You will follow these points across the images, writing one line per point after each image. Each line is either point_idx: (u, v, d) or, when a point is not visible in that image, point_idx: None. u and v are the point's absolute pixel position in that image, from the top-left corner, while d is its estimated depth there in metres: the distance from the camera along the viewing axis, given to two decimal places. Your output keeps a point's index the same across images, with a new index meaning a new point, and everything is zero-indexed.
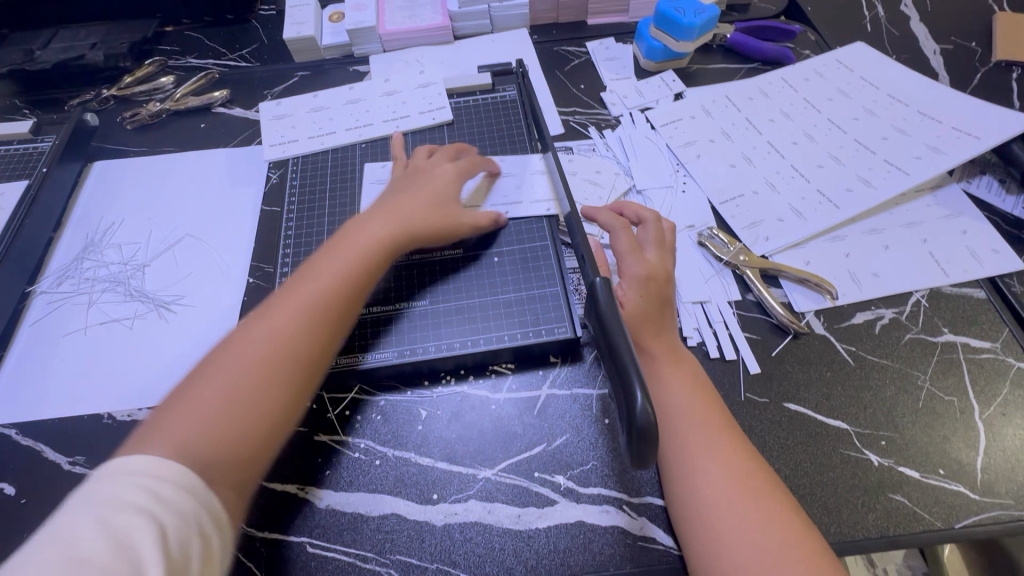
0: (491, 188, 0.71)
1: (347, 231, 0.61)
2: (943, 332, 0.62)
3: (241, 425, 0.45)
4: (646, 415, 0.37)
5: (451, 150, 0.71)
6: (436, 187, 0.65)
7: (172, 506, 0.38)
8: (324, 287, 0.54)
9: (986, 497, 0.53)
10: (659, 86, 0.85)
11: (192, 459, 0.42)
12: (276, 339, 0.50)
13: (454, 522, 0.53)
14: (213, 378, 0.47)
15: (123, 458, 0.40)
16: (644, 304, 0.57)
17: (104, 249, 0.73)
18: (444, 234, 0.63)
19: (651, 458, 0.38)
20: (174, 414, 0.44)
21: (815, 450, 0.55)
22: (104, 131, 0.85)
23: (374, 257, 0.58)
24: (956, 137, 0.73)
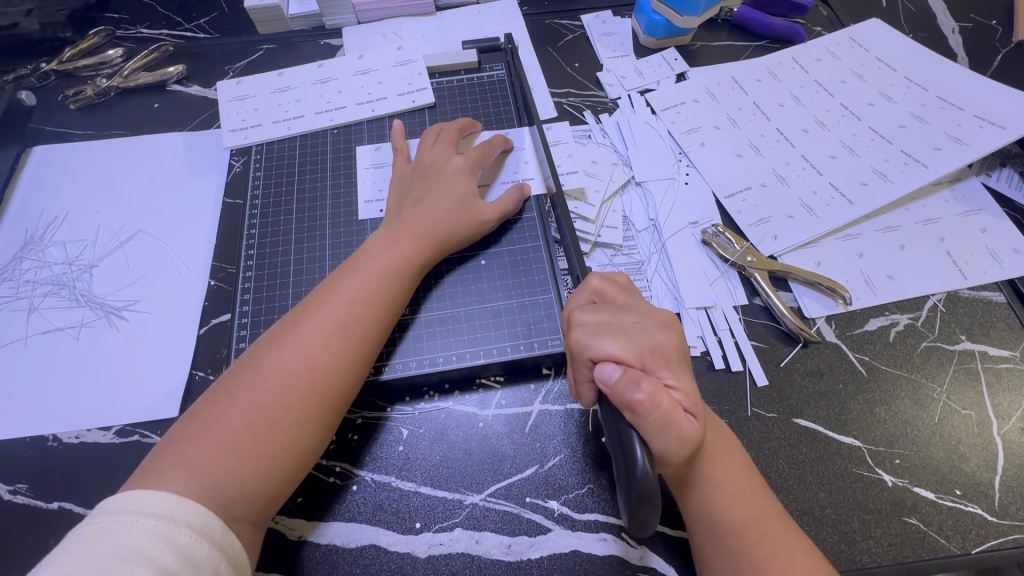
0: (504, 165, 0.65)
1: (369, 242, 0.56)
2: (961, 340, 0.58)
3: (263, 462, 0.44)
4: (647, 477, 0.34)
5: (455, 133, 0.63)
6: (456, 186, 0.59)
7: (183, 549, 0.37)
8: (350, 321, 0.50)
9: (1005, 520, 0.50)
10: (659, 65, 0.78)
11: (212, 498, 0.41)
12: (299, 378, 0.46)
13: (438, 554, 0.49)
14: (233, 406, 0.45)
15: (140, 495, 0.39)
16: (689, 377, 0.44)
17: (47, 247, 0.66)
18: (470, 233, 0.59)
19: (650, 519, 0.34)
20: (195, 445, 0.43)
21: (827, 471, 0.52)
22: (44, 111, 0.76)
23: (397, 279, 0.53)
24: (978, 127, 0.68)
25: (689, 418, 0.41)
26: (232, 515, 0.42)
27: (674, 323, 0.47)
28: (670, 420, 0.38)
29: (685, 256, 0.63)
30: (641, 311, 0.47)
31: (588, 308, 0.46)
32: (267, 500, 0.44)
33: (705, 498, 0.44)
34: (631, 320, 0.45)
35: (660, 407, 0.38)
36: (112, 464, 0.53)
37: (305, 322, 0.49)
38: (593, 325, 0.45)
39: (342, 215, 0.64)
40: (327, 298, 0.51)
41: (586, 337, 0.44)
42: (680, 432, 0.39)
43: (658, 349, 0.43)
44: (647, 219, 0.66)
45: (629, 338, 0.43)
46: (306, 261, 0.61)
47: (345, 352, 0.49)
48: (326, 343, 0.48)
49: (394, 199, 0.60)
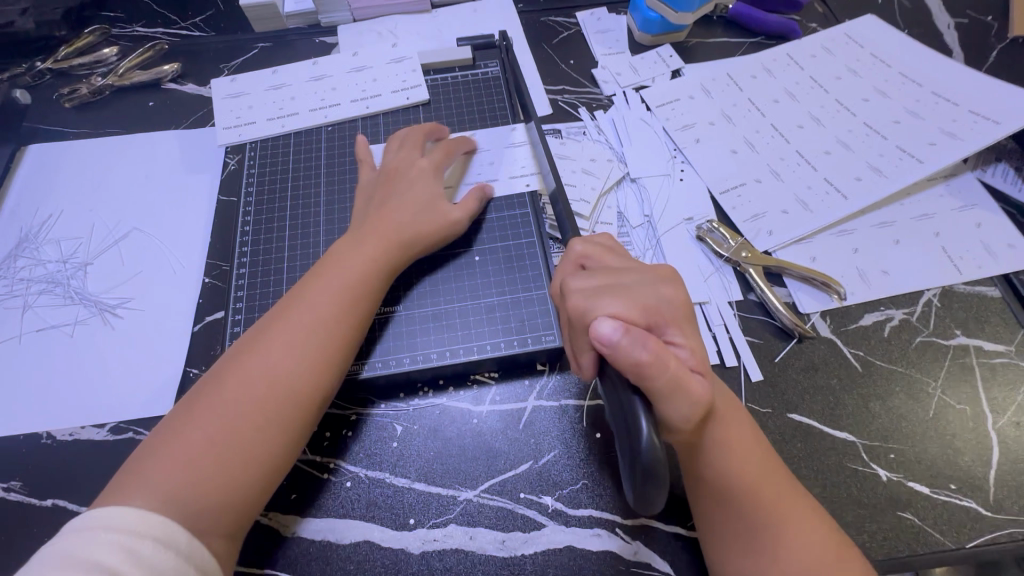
0: (471, 168, 0.65)
1: (336, 248, 0.56)
2: (956, 335, 0.58)
3: (236, 471, 0.44)
4: (653, 452, 0.33)
5: (417, 136, 0.63)
6: (421, 191, 0.59)
7: (144, 560, 0.37)
8: (319, 327, 0.50)
9: (1000, 514, 0.50)
10: (654, 62, 0.78)
11: (180, 508, 0.41)
12: (262, 387, 0.46)
13: (432, 550, 0.49)
14: (202, 417, 0.45)
15: (104, 511, 0.39)
16: (695, 338, 0.44)
17: (41, 245, 0.66)
18: (442, 237, 0.58)
19: (656, 498, 0.35)
20: (160, 460, 0.43)
21: (821, 466, 0.52)
22: (39, 109, 0.76)
23: (368, 285, 0.53)
24: (972, 122, 0.68)
25: (698, 378, 0.41)
26: (200, 526, 0.41)
27: (675, 277, 0.47)
28: (679, 384, 0.38)
29: (679, 252, 0.63)
30: (640, 269, 0.46)
31: (584, 273, 0.46)
32: (237, 510, 0.44)
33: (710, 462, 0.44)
34: (628, 279, 0.45)
35: (667, 368, 0.37)
36: (105, 461, 0.53)
37: (269, 332, 0.49)
38: (594, 284, 0.44)
39: (336, 211, 0.64)
40: (291, 307, 0.51)
41: (585, 299, 0.42)
42: (690, 394, 0.39)
43: (665, 306, 0.43)
44: (641, 215, 0.66)
45: (632, 294, 0.43)
46: (299, 258, 0.61)
47: (308, 359, 0.48)
48: (294, 352, 0.48)
49: (361, 205, 0.60)
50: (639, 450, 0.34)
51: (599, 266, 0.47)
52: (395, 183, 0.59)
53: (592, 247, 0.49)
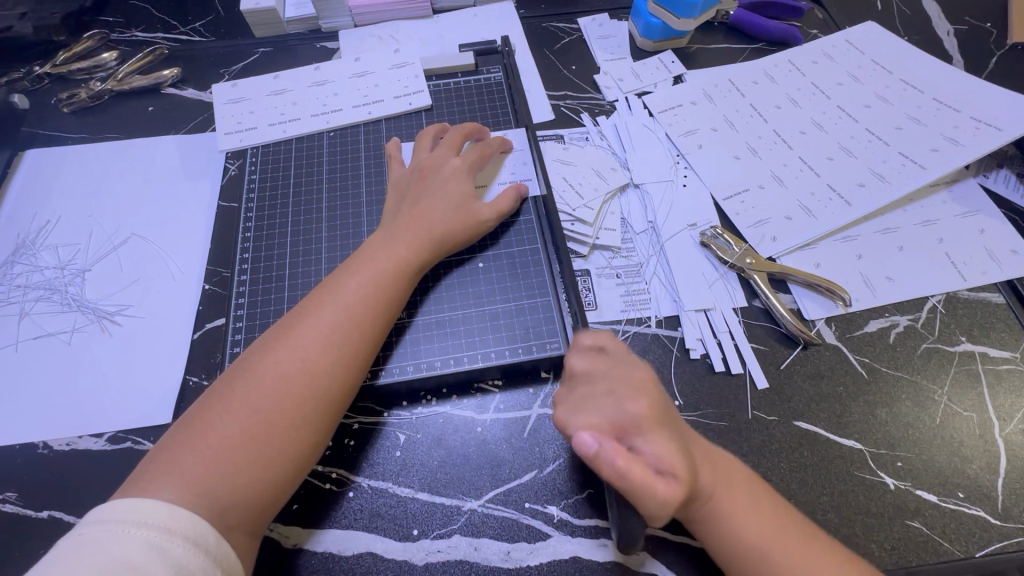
0: (503, 165, 0.65)
1: (367, 245, 0.55)
2: (961, 341, 0.58)
3: (261, 469, 0.43)
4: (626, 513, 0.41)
5: (457, 137, 0.62)
6: (453, 188, 0.59)
7: (176, 559, 0.36)
8: (349, 325, 0.49)
9: (1008, 522, 0.49)
10: (656, 68, 0.78)
11: (207, 507, 0.40)
12: (296, 382, 0.46)
13: (436, 561, 0.48)
14: (228, 412, 0.44)
15: (133, 504, 0.38)
16: (671, 441, 0.40)
17: (39, 251, 0.65)
18: (472, 236, 0.58)
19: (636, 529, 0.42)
20: (190, 453, 0.42)
21: (829, 474, 0.51)
22: (37, 113, 0.75)
23: (393, 283, 0.52)
24: (974, 128, 0.68)
25: (668, 479, 0.38)
26: (226, 524, 0.41)
27: (648, 385, 0.43)
28: (644, 489, 0.38)
29: (683, 258, 0.63)
30: (612, 377, 0.44)
31: (567, 391, 0.47)
32: (263, 508, 0.43)
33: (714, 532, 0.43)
34: (597, 390, 0.44)
35: (635, 482, 0.37)
36: (103, 472, 0.52)
37: (302, 324, 0.49)
38: (575, 402, 0.45)
39: (338, 217, 0.63)
40: (323, 302, 0.50)
41: (567, 416, 0.44)
42: (655, 494, 0.37)
43: (631, 420, 0.41)
44: (645, 221, 0.66)
45: (598, 410, 0.43)
46: (301, 265, 0.60)
47: (342, 356, 0.48)
48: (323, 349, 0.47)
49: (391, 204, 0.60)
50: (623, 517, 0.42)
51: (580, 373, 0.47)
52: (421, 186, 0.59)
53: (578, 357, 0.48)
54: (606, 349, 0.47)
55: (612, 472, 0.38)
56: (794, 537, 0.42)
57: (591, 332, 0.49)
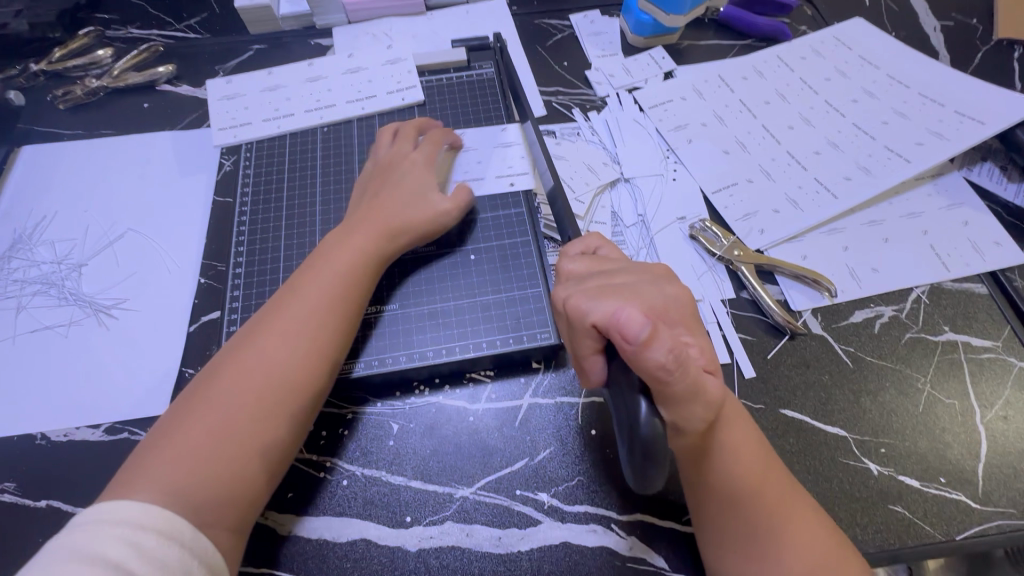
0: (454, 163, 0.65)
1: (329, 242, 0.56)
2: (945, 331, 0.59)
3: (240, 463, 0.44)
4: (653, 426, 0.36)
5: (411, 129, 0.64)
6: (411, 181, 0.60)
7: (149, 552, 0.37)
8: (315, 319, 0.50)
9: (988, 506, 0.50)
10: (647, 64, 0.79)
11: (184, 503, 0.41)
12: (261, 381, 0.46)
13: (429, 547, 0.49)
14: (201, 414, 0.45)
15: (110, 506, 0.39)
16: (700, 334, 0.43)
17: (35, 246, 0.66)
18: (437, 227, 0.59)
19: (657, 478, 0.37)
20: (166, 456, 0.43)
21: (814, 461, 0.52)
22: (33, 110, 0.76)
23: (359, 277, 0.53)
24: (958, 122, 0.69)
25: (711, 378, 0.40)
26: (205, 521, 0.41)
27: (670, 274, 0.46)
28: (696, 389, 0.37)
29: (673, 251, 0.64)
30: (633, 270, 0.46)
31: (574, 283, 0.45)
32: (241, 503, 0.44)
33: (723, 461, 0.43)
34: (623, 281, 0.44)
35: (687, 374, 0.36)
36: (100, 462, 0.53)
37: (265, 326, 0.49)
38: (593, 290, 0.43)
39: (331, 211, 0.64)
40: (289, 300, 0.51)
41: (586, 302, 0.41)
42: (705, 396, 0.38)
43: (670, 304, 0.42)
44: (635, 214, 0.67)
45: (636, 296, 0.41)
46: (295, 258, 0.61)
47: (308, 352, 0.49)
48: (289, 344, 0.48)
49: (354, 202, 0.61)
50: (638, 421, 0.36)
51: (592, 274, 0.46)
52: (384, 179, 0.60)
53: (576, 260, 0.48)
54: (600, 251, 0.50)
55: (657, 363, 0.35)
56: (778, 475, 0.44)
57: (584, 238, 0.50)
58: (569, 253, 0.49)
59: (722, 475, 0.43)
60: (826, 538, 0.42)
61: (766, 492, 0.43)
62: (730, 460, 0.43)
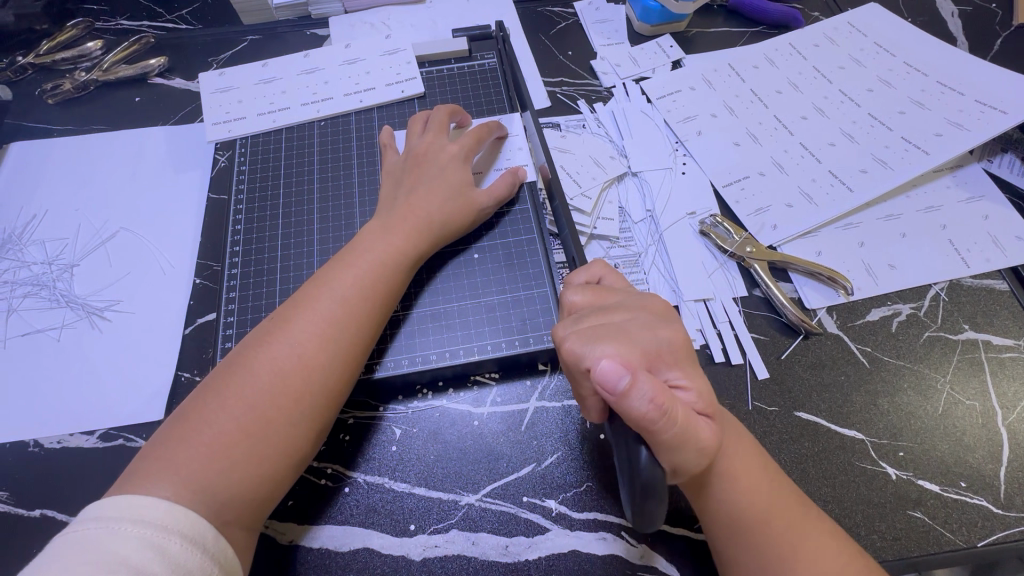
0: (499, 149, 0.64)
1: (365, 233, 0.54)
2: (964, 329, 0.57)
3: (258, 465, 0.42)
4: (651, 471, 0.35)
5: (444, 118, 0.61)
6: (451, 175, 0.58)
7: (173, 558, 0.35)
8: (345, 318, 0.48)
9: (1011, 511, 0.49)
10: (655, 53, 0.76)
11: (204, 501, 0.39)
12: (291, 378, 0.45)
13: (433, 556, 0.48)
14: (222, 406, 0.43)
15: (129, 501, 0.37)
16: (695, 376, 0.40)
17: (25, 246, 0.64)
18: (469, 222, 0.57)
19: (658, 515, 0.35)
20: (183, 448, 0.41)
21: (829, 465, 0.51)
22: (22, 105, 0.73)
23: (390, 277, 0.51)
24: (978, 112, 0.67)
25: (704, 422, 0.38)
26: (224, 520, 0.40)
27: (668, 313, 0.44)
28: (686, 436, 0.35)
29: (682, 248, 0.62)
30: (631, 305, 0.44)
31: (572, 321, 0.43)
32: (259, 504, 0.42)
33: (722, 491, 0.42)
34: (618, 321, 0.42)
35: (675, 421, 0.35)
36: (95, 469, 0.52)
37: (295, 318, 0.47)
38: (588, 331, 0.41)
39: (330, 210, 0.62)
40: (319, 294, 0.49)
41: (581, 346, 0.39)
42: (698, 442, 0.36)
43: (663, 348, 0.40)
44: (643, 210, 0.65)
45: (629, 340, 0.40)
46: (292, 259, 0.59)
47: (338, 351, 0.47)
48: (320, 343, 0.46)
49: (386, 191, 0.58)
50: (637, 466, 0.35)
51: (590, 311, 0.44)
52: (421, 170, 0.58)
53: (580, 292, 0.46)
54: (604, 282, 0.48)
55: (643, 410, 0.34)
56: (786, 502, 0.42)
57: (588, 268, 0.49)
58: (572, 283, 0.48)
59: (724, 505, 0.42)
60: (846, 567, 0.39)
61: (773, 520, 0.41)
62: (730, 490, 0.42)
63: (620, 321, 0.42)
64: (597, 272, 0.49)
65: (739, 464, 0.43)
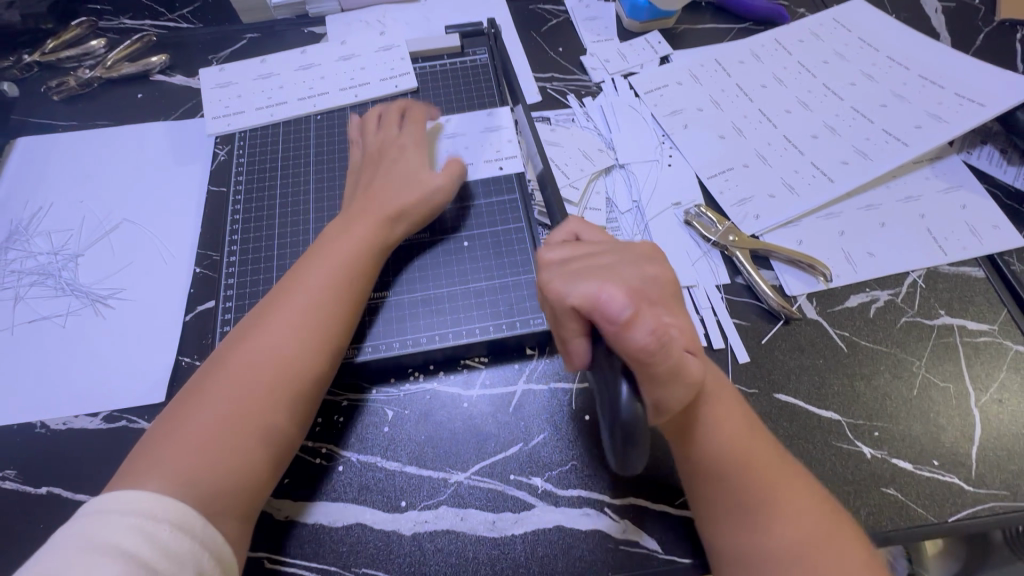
0: (450, 144, 0.65)
1: (329, 231, 0.56)
2: (940, 314, 0.59)
3: (244, 454, 0.44)
4: (632, 408, 0.36)
5: (395, 114, 0.63)
6: (404, 166, 0.59)
7: (164, 544, 0.37)
8: (317, 309, 0.50)
9: (982, 489, 0.51)
10: (643, 49, 0.78)
11: (194, 491, 0.41)
12: (266, 371, 0.47)
13: (424, 531, 0.50)
14: (204, 403, 0.45)
15: (120, 497, 0.39)
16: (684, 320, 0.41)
17: (31, 238, 0.66)
18: (431, 208, 0.59)
19: (637, 459, 0.37)
20: (170, 446, 0.43)
21: (806, 444, 0.52)
22: (28, 102, 0.76)
23: (360, 270, 0.53)
24: (957, 105, 0.69)
25: (691, 358, 0.39)
26: (216, 510, 0.42)
27: (653, 256, 0.46)
28: (676, 371, 0.37)
29: (667, 237, 0.64)
30: (616, 251, 0.45)
31: (556, 263, 0.44)
32: (251, 493, 0.44)
33: (708, 435, 0.44)
34: (604, 263, 0.43)
35: (669, 355, 0.36)
36: (99, 449, 0.54)
37: (270, 316, 0.49)
38: (575, 273, 0.41)
39: (325, 201, 0.64)
40: (291, 291, 0.51)
41: (567, 286, 0.40)
42: (686, 377, 0.38)
43: (650, 286, 0.42)
44: (630, 200, 0.66)
45: (619, 277, 0.41)
46: (288, 248, 0.61)
47: (311, 341, 0.49)
48: (293, 335, 0.48)
49: (350, 188, 0.61)
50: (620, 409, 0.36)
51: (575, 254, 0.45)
52: (380, 165, 0.60)
53: (557, 246, 0.46)
54: (581, 236, 0.48)
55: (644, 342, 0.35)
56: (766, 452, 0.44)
57: (566, 224, 0.49)
58: (551, 240, 0.48)
59: (712, 446, 0.43)
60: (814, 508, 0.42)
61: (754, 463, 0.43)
62: (714, 433, 0.44)
63: (615, 267, 0.42)
64: (578, 226, 0.49)
65: (724, 410, 0.44)
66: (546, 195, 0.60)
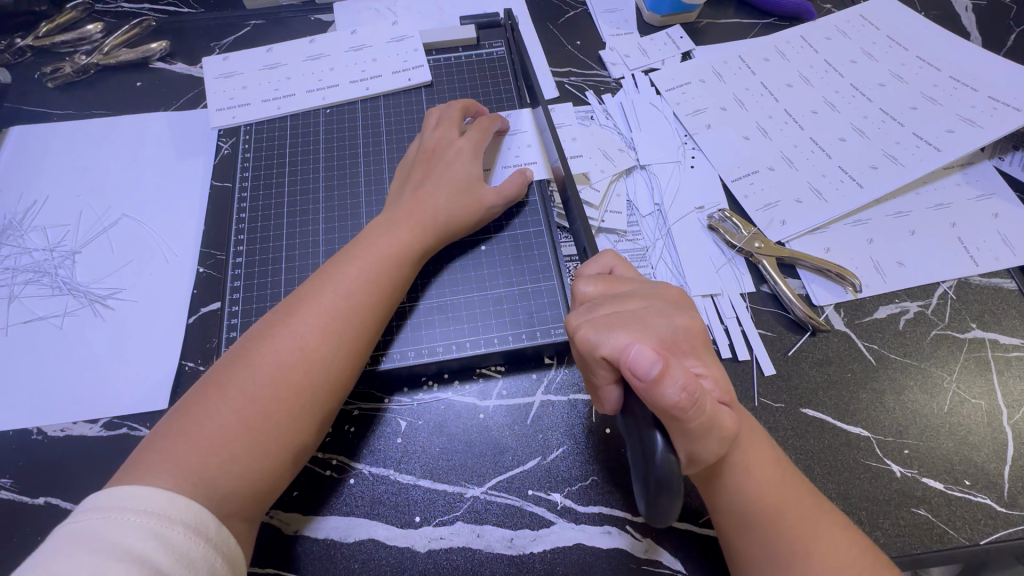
0: (500, 147, 0.62)
1: (369, 227, 0.53)
2: (972, 328, 0.57)
3: (260, 458, 0.42)
4: (666, 463, 0.34)
5: (457, 113, 0.60)
6: (458, 171, 0.56)
7: (175, 547, 0.35)
8: (347, 311, 0.48)
9: (1014, 510, 0.49)
10: (665, 44, 0.75)
11: (205, 493, 0.39)
12: (293, 373, 0.44)
13: (438, 548, 0.48)
14: (224, 399, 0.43)
15: (131, 491, 0.37)
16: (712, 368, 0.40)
17: (26, 233, 0.63)
18: (478, 219, 0.57)
19: (670, 508, 0.35)
20: (184, 441, 0.41)
21: (835, 462, 0.51)
22: (21, 89, 0.72)
23: (394, 272, 0.51)
24: (991, 108, 0.66)
25: (725, 411, 0.38)
26: (224, 512, 0.40)
27: (684, 301, 0.44)
28: (712, 424, 0.36)
29: (690, 242, 0.62)
30: (647, 295, 0.43)
31: (585, 310, 0.42)
32: (261, 497, 0.42)
33: (736, 486, 0.41)
34: (634, 308, 0.42)
35: (702, 410, 0.35)
36: (99, 458, 0.51)
37: (298, 312, 0.47)
38: (603, 320, 0.40)
39: (335, 200, 0.61)
40: (323, 287, 0.48)
41: (596, 335, 0.39)
42: (720, 430, 0.37)
43: (679, 335, 0.40)
44: (652, 204, 0.64)
45: (648, 328, 0.39)
46: (296, 249, 0.58)
47: (340, 345, 0.47)
48: (323, 336, 0.46)
49: (396, 184, 0.58)
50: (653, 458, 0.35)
51: (607, 297, 0.44)
52: (427, 168, 0.57)
53: (591, 287, 0.45)
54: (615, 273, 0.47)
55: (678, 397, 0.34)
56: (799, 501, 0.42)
57: (598, 259, 0.48)
58: (584, 275, 0.47)
59: (740, 498, 0.41)
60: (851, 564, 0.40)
61: (785, 515, 0.41)
62: (743, 484, 0.41)
63: (643, 314, 0.41)
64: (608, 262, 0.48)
65: (754, 459, 0.42)
66: (568, 204, 0.58)
